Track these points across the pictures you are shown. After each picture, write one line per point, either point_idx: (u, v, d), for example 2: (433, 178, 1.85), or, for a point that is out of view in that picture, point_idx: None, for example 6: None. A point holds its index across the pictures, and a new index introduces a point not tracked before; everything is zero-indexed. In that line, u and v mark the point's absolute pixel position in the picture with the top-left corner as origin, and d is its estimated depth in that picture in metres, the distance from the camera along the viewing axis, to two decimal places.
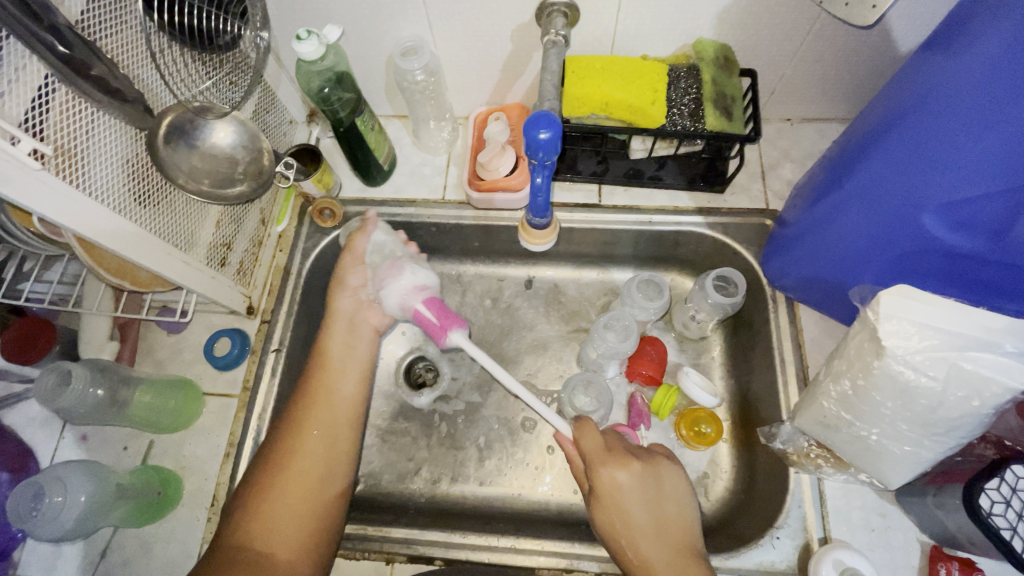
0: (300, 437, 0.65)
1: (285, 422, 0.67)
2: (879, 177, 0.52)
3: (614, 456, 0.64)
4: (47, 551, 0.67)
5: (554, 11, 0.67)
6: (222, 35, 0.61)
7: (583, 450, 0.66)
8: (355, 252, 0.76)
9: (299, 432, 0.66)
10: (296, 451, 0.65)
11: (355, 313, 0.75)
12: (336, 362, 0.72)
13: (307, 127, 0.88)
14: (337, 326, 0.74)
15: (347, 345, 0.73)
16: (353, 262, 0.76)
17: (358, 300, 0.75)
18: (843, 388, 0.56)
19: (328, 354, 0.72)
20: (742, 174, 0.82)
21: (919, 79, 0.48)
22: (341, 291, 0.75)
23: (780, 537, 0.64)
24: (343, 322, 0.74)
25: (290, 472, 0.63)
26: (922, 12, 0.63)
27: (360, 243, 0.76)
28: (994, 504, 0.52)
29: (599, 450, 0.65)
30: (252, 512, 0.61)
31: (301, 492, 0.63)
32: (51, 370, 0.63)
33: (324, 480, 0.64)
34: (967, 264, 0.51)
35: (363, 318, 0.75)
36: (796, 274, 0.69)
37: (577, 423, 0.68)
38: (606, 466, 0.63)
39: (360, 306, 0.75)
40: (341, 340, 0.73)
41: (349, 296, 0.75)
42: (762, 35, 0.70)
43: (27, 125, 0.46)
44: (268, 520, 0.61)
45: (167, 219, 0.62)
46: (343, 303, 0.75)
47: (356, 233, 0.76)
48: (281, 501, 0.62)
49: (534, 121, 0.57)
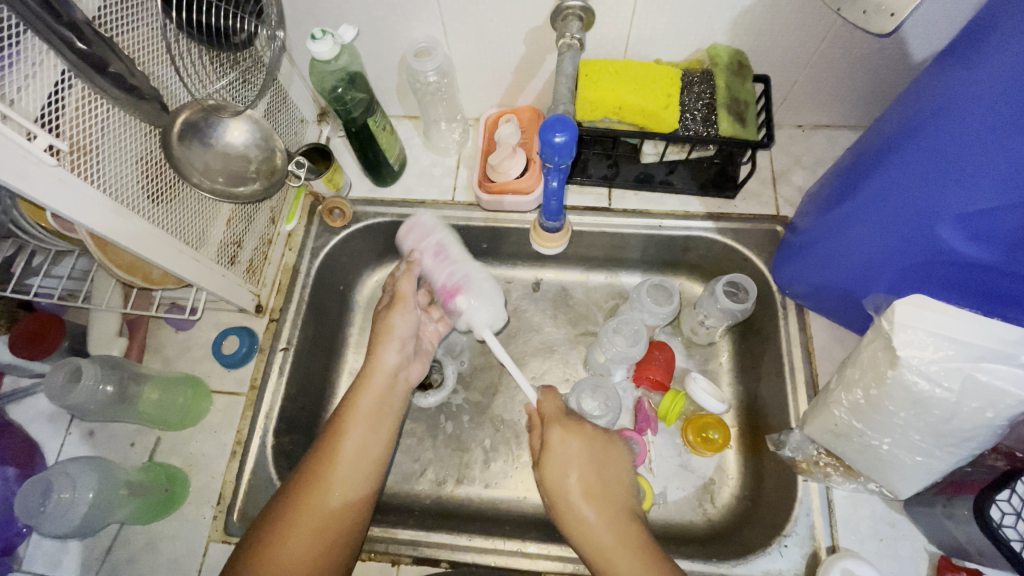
0: (322, 474, 0.63)
1: (311, 454, 0.65)
2: (895, 186, 0.52)
3: None
4: (52, 547, 0.67)
5: (570, 14, 0.66)
6: (239, 34, 0.61)
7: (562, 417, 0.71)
8: (402, 296, 0.75)
9: (322, 468, 0.64)
10: (317, 486, 0.62)
11: (397, 368, 0.73)
12: (369, 406, 0.69)
13: (318, 127, 0.88)
14: (376, 382, 0.70)
15: (382, 398, 0.70)
16: (400, 311, 0.74)
17: (402, 357, 0.73)
18: (855, 397, 0.55)
19: (362, 399, 0.69)
20: (753, 180, 0.82)
21: (938, 89, 0.48)
22: (386, 346, 0.72)
23: (788, 545, 0.64)
24: (383, 377, 0.71)
25: (306, 506, 0.61)
26: (938, 21, 0.63)
27: (406, 286, 0.76)
28: (1004, 516, 0.52)
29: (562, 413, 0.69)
30: (265, 542, 0.59)
31: (316, 527, 0.60)
32: (62, 366, 0.63)
33: (338, 520, 0.62)
34: (983, 276, 0.50)
35: (404, 375, 0.74)
36: (808, 282, 0.69)
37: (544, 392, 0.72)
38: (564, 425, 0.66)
39: (402, 362, 0.73)
40: (379, 391, 0.70)
41: (395, 350, 0.73)
42: (777, 40, 0.70)
43: (43, 120, 0.46)
44: (278, 552, 0.59)
45: (181, 216, 0.62)
46: (387, 360, 0.72)
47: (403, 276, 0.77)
48: (295, 537, 0.60)
49: (549, 124, 0.58)
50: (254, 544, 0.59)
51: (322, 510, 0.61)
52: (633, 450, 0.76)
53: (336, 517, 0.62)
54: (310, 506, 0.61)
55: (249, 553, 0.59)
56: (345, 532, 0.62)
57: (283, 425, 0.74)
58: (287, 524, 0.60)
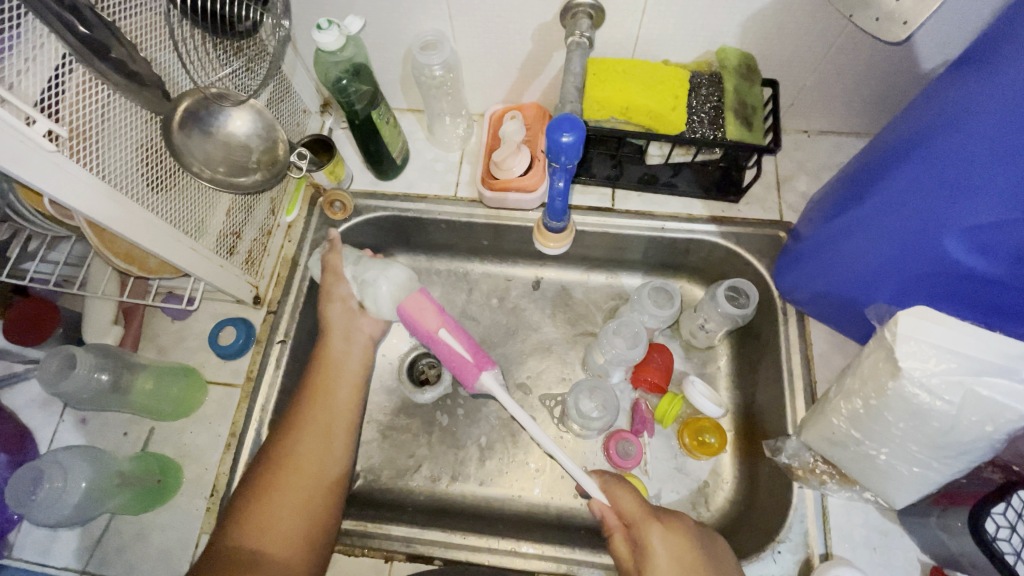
0: (303, 438, 0.66)
1: (284, 429, 0.67)
2: (900, 197, 0.52)
3: (653, 518, 0.63)
4: (43, 535, 0.67)
5: (579, 12, 0.66)
6: (244, 21, 0.59)
7: (625, 513, 0.65)
8: (332, 268, 0.78)
9: (302, 433, 0.66)
10: (297, 460, 0.64)
11: (350, 323, 0.76)
12: (333, 378, 0.72)
13: (320, 118, 0.87)
14: (333, 335, 0.75)
15: (343, 352, 0.74)
16: (335, 277, 0.77)
17: (351, 311, 0.77)
18: (855, 407, 0.55)
19: (326, 361, 0.73)
20: (758, 185, 0.81)
21: (950, 99, 0.47)
22: (331, 303, 0.77)
23: (782, 551, 0.64)
24: (339, 331, 0.75)
25: (284, 476, 0.63)
26: (949, 30, 0.63)
27: (337, 260, 0.78)
28: (999, 529, 0.52)
29: (641, 513, 0.64)
30: (249, 515, 0.60)
31: (297, 499, 0.62)
32: (56, 353, 0.63)
33: (315, 485, 0.64)
34: (985, 288, 0.50)
35: (358, 327, 0.77)
36: (809, 289, 0.68)
37: (613, 484, 0.67)
38: (653, 526, 0.62)
39: (355, 316, 0.77)
40: (338, 348, 0.74)
41: (340, 307, 0.76)
42: (787, 45, 0.69)
43: (43, 105, 0.45)
44: (263, 525, 0.60)
45: (179, 204, 0.61)
46: (336, 314, 0.76)
47: (329, 252, 0.78)
48: (281, 503, 0.61)
49: (557, 124, 0.57)
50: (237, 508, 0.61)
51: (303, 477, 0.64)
52: (629, 452, 0.76)
53: (319, 480, 0.64)
54: (295, 469, 0.64)
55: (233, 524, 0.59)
56: (326, 495, 0.64)
57: (278, 418, 0.74)
58: (272, 491, 0.62)
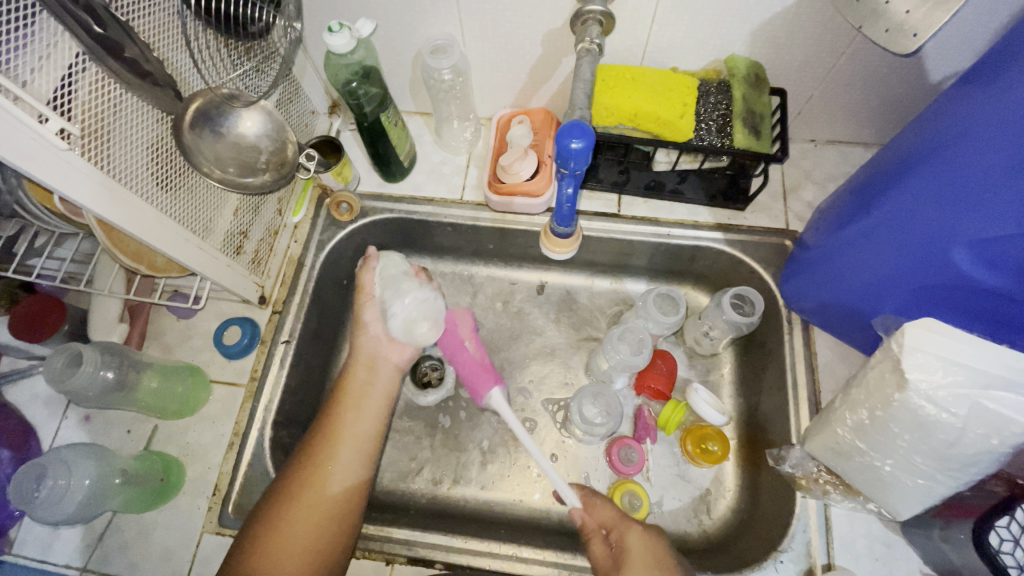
0: (315, 465, 0.65)
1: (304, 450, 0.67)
2: (909, 209, 0.51)
3: (627, 520, 0.64)
4: (45, 531, 0.67)
5: (589, 19, 0.65)
6: (256, 23, 0.59)
7: (601, 519, 0.66)
8: (364, 288, 0.77)
9: (315, 460, 0.66)
10: (313, 479, 0.64)
11: (377, 348, 0.74)
12: (355, 399, 0.71)
13: (328, 119, 0.87)
14: (358, 362, 0.73)
15: (367, 384, 0.72)
16: (365, 299, 0.76)
17: (377, 338, 0.75)
18: (860, 417, 0.55)
19: (347, 388, 0.72)
20: (765, 193, 0.81)
21: (960, 112, 0.47)
22: (360, 330, 0.75)
23: (784, 561, 0.63)
24: (364, 359, 0.74)
25: (301, 497, 0.63)
26: (957, 43, 0.63)
27: (367, 278, 0.77)
28: (1003, 543, 0.53)
29: (620, 517, 0.65)
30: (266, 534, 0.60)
31: (313, 520, 0.62)
32: (62, 351, 0.63)
33: (330, 506, 0.64)
34: (997, 302, 0.49)
35: (385, 357, 0.74)
36: (816, 298, 0.68)
37: (589, 496, 0.69)
38: (627, 526, 0.63)
39: (381, 342, 0.74)
40: (362, 376, 0.73)
41: (369, 334, 0.75)
42: (796, 54, 0.70)
43: (55, 103, 0.45)
44: (277, 543, 0.60)
45: (187, 204, 0.61)
46: (365, 341, 0.74)
47: (362, 270, 0.78)
48: (290, 532, 0.61)
49: (567, 130, 0.57)
50: (256, 528, 0.61)
51: (319, 499, 0.63)
52: (631, 458, 0.76)
53: (327, 509, 0.63)
54: (303, 497, 0.63)
55: (250, 543, 0.60)
56: (336, 525, 0.63)
57: (282, 419, 0.74)
58: (281, 518, 0.61)
